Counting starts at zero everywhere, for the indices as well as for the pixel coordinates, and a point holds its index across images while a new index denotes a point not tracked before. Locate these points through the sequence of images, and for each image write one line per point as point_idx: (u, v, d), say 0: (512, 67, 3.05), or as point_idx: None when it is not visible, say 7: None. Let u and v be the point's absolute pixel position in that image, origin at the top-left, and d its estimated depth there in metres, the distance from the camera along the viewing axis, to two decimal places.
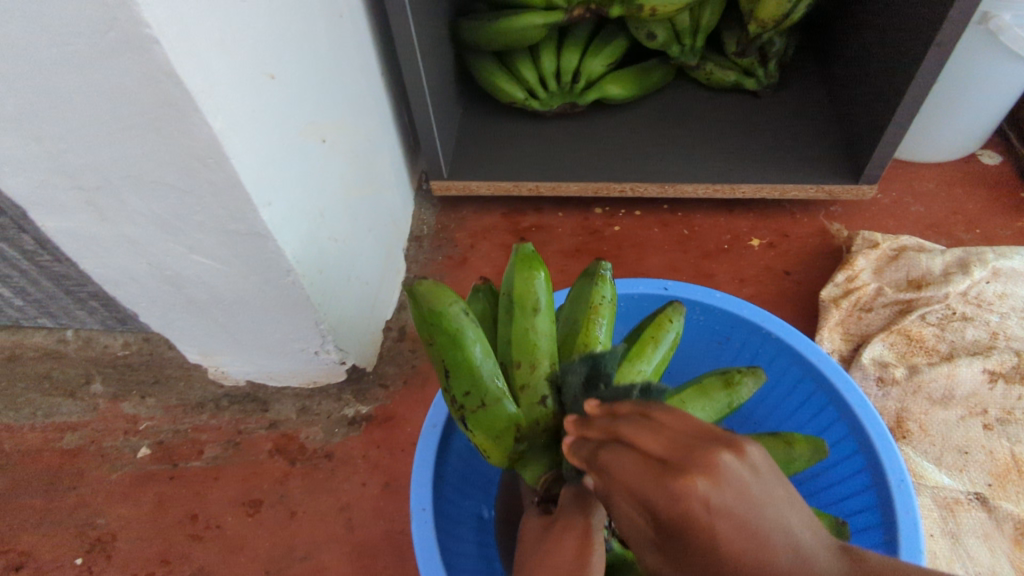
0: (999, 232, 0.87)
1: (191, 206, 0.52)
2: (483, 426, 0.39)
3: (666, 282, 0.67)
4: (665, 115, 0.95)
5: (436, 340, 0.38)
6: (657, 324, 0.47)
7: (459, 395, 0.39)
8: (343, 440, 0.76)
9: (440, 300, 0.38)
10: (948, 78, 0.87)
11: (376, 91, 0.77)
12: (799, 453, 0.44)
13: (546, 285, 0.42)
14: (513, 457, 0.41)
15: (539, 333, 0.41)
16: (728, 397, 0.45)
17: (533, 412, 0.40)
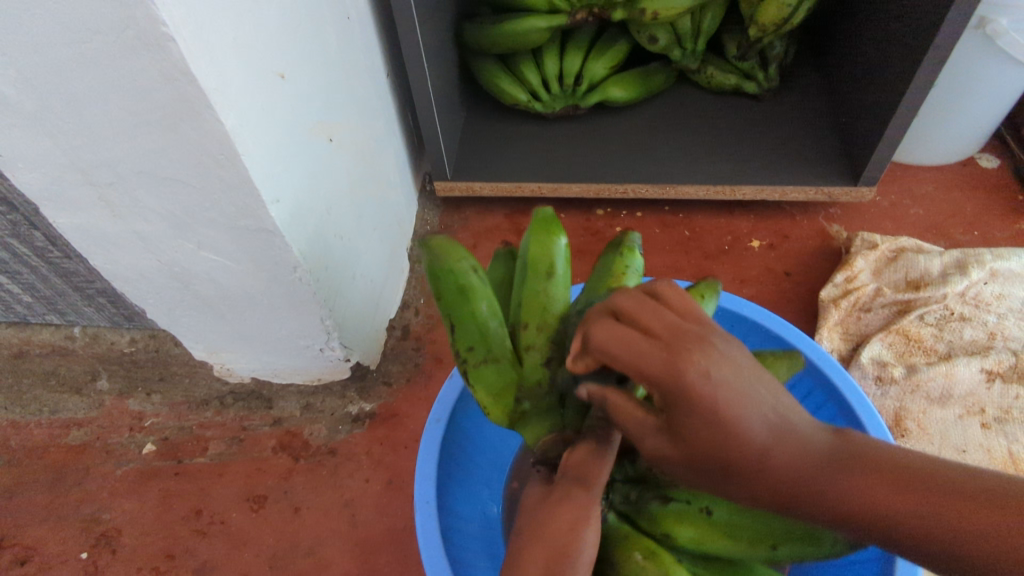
0: (997, 234, 0.87)
1: (202, 203, 0.53)
2: (486, 382, 0.42)
3: None
4: (667, 117, 0.97)
5: (447, 295, 0.43)
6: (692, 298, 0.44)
7: (465, 349, 0.43)
8: (347, 436, 0.77)
9: (452, 258, 0.43)
10: (946, 84, 0.88)
11: (382, 92, 0.78)
12: None
13: (565, 248, 0.44)
14: (513, 417, 0.42)
15: (553, 294, 0.43)
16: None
17: (536, 372, 0.42)
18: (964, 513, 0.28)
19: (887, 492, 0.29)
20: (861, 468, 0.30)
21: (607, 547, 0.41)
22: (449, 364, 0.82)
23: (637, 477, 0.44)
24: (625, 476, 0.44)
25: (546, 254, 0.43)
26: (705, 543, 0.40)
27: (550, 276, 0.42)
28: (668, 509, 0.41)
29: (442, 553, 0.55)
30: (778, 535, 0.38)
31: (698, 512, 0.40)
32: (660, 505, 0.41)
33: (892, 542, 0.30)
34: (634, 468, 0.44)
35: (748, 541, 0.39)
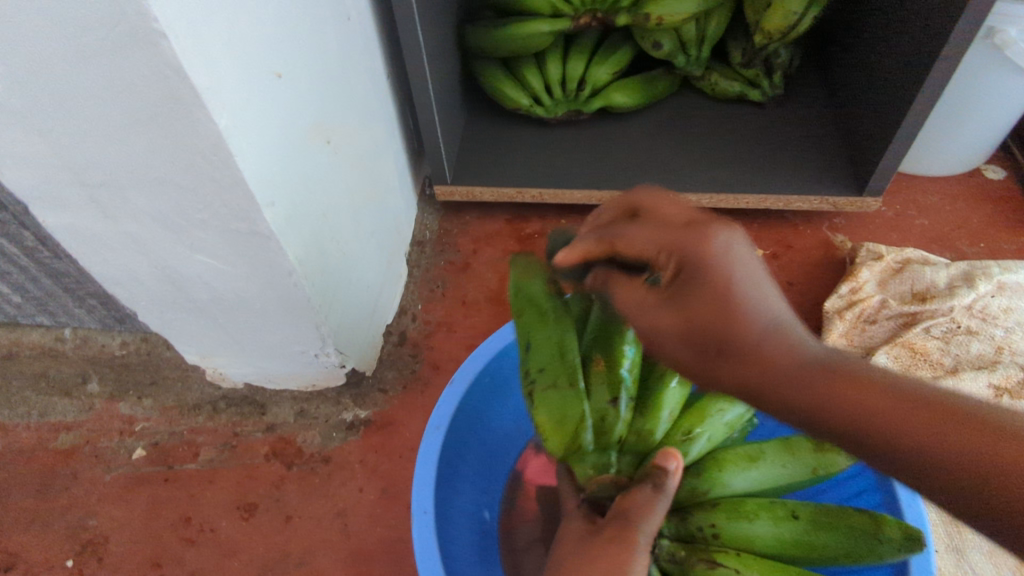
0: (1002, 246, 0.86)
1: (193, 204, 0.52)
2: (547, 405, 0.45)
3: None
4: (671, 123, 0.95)
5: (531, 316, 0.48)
6: None
7: (535, 369, 0.46)
8: (341, 444, 0.75)
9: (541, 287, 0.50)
10: (952, 95, 0.87)
11: (382, 93, 0.77)
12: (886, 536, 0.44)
13: None
14: (571, 448, 0.45)
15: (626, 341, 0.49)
16: (816, 460, 0.49)
17: (601, 410, 0.46)
18: (930, 422, 0.35)
19: (876, 400, 0.36)
20: (845, 378, 0.37)
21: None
22: (446, 371, 0.81)
23: (687, 536, 0.47)
24: (674, 534, 0.48)
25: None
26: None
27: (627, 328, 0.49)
28: (715, 572, 0.44)
29: (438, 565, 0.54)
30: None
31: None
32: (708, 568, 0.45)
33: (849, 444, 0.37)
34: (684, 526, 0.48)
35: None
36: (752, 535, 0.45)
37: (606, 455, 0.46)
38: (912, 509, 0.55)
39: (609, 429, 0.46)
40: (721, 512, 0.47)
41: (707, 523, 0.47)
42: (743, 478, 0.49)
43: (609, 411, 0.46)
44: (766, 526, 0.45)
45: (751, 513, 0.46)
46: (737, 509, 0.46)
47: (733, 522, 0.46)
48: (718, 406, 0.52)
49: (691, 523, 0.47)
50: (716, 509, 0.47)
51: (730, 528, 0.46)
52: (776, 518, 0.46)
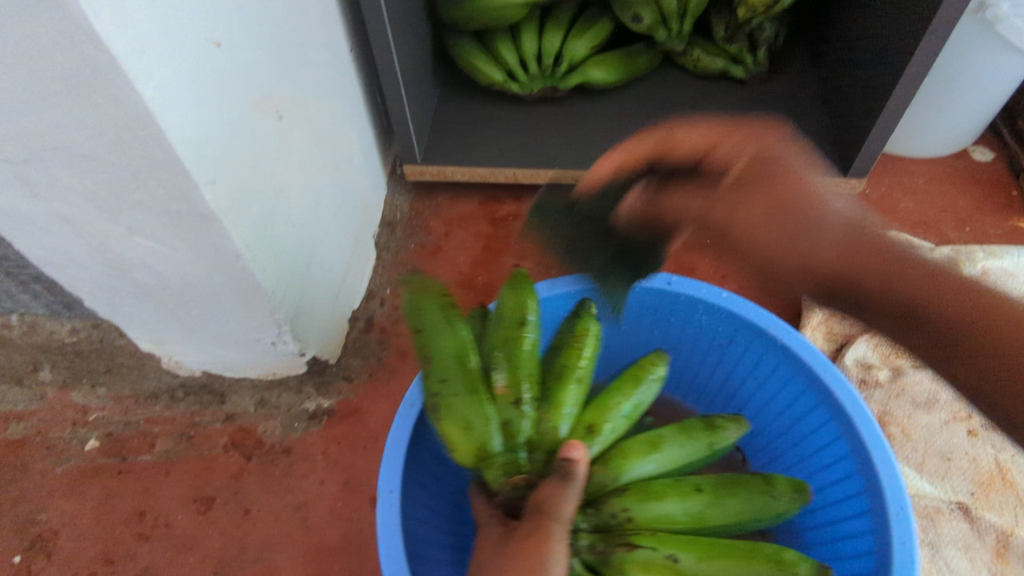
0: (988, 231, 0.84)
1: (127, 183, 0.48)
2: (452, 411, 0.38)
3: (671, 277, 0.63)
4: (651, 101, 0.92)
5: (424, 330, 0.41)
6: (641, 366, 0.49)
7: (432, 383, 0.39)
8: (303, 435, 0.73)
9: (428, 296, 0.42)
10: (941, 73, 0.84)
11: (343, 67, 0.73)
12: (780, 493, 0.43)
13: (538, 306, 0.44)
14: (480, 456, 0.38)
15: (525, 340, 0.42)
16: (709, 440, 0.46)
17: (511, 415, 0.39)
18: None
19: None
20: None
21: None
22: (414, 359, 0.78)
23: (602, 525, 0.41)
24: (589, 525, 0.41)
25: (519, 300, 0.44)
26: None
27: (523, 322, 0.43)
28: (636, 556, 0.38)
29: (400, 551, 0.50)
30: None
31: (664, 560, 0.38)
32: (628, 552, 0.38)
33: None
34: (598, 515, 0.41)
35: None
36: (665, 515, 0.41)
37: (517, 455, 0.39)
38: (896, 495, 0.50)
39: (516, 431, 0.39)
40: (631, 495, 0.41)
41: (621, 509, 0.41)
42: (639, 466, 0.44)
43: (515, 412, 0.39)
44: (675, 505, 0.41)
45: (661, 492, 0.41)
46: (647, 488, 0.41)
47: (645, 504, 0.41)
48: (616, 398, 0.46)
49: (605, 511, 0.41)
50: (626, 492, 0.41)
51: (643, 513, 0.40)
52: (683, 495, 0.42)
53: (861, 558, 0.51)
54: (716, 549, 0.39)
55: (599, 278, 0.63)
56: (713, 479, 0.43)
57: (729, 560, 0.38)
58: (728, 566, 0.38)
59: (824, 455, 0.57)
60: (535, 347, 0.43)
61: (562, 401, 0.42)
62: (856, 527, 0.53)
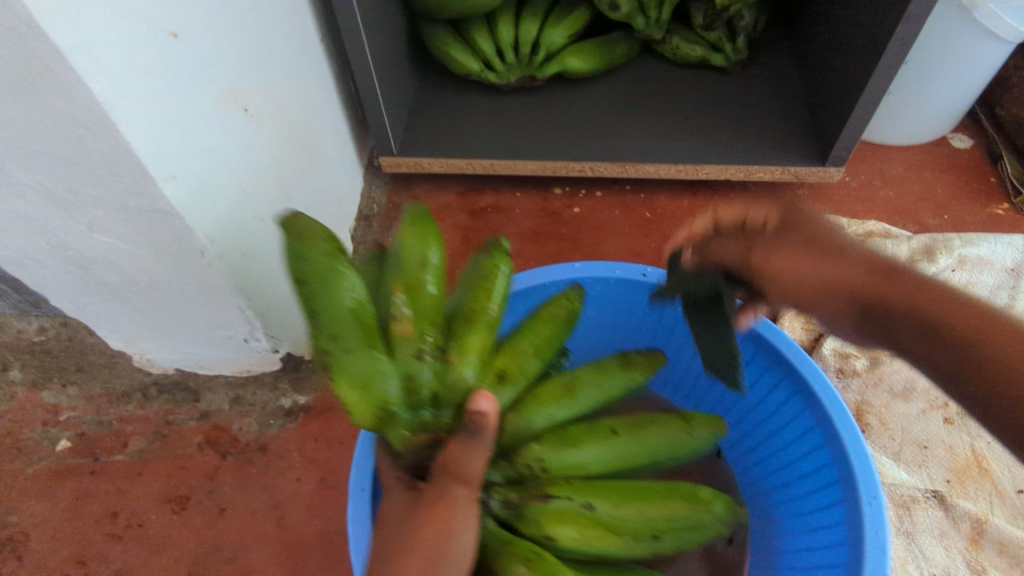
0: (967, 218, 0.84)
1: (83, 178, 0.46)
2: (348, 371, 0.38)
3: (645, 268, 0.63)
4: (630, 89, 0.91)
5: (312, 282, 0.39)
6: (554, 303, 0.46)
7: (325, 340, 0.38)
8: (278, 432, 0.72)
9: (316, 243, 0.40)
10: (918, 62, 0.84)
11: (314, 57, 0.71)
12: (698, 434, 0.45)
13: (434, 254, 0.44)
14: (381, 416, 0.39)
15: (424, 287, 0.43)
16: (623, 380, 0.46)
17: (409, 369, 0.40)
18: None
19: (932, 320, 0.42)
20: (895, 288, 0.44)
21: (501, 554, 0.39)
22: None
23: (516, 477, 0.41)
24: (503, 477, 0.41)
25: (418, 248, 0.43)
26: (589, 542, 0.39)
27: (423, 269, 0.43)
28: (551, 506, 0.40)
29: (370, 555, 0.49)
30: (658, 523, 0.40)
31: (581, 509, 0.39)
32: (543, 503, 0.40)
33: (885, 323, 0.45)
34: (512, 467, 0.41)
35: (630, 534, 0.40)
36: (581, 462, 0.42)
37: (420, 413, 0.40)
38: (868, 482, 0.50)
39: (418, 385, 0.40)
40: (548, 444, 0.42)
41: (536, 458, 0.41)
42: (554, 410, 0.44)
43: (416, 365, 0.40)
44: (592, 452, 0.42)
45: (578, 440, 0.42)
46: (563, 437, 0.42)
47: (562, 453, 0.42)
48: (529, 340, 0.45)
49: (520, 462, 0.41)
50: (542, 441, 0.42)
51: (559, 461, 0.41)
52: (599, 441, 0.43)
53: (835, 548, 0.51)
54: (631, 494, 0.41)
55: (574, 270, 0.62)
56: (626, 419, 0.44)
57: (643, 503, 0.40)
58: (643, 509, 0.40)
59: (801, 444, 0.57)
60: (436, 294, 0.43)
61: (467, 352, 0.42)
62: (831, 517, 0.53)
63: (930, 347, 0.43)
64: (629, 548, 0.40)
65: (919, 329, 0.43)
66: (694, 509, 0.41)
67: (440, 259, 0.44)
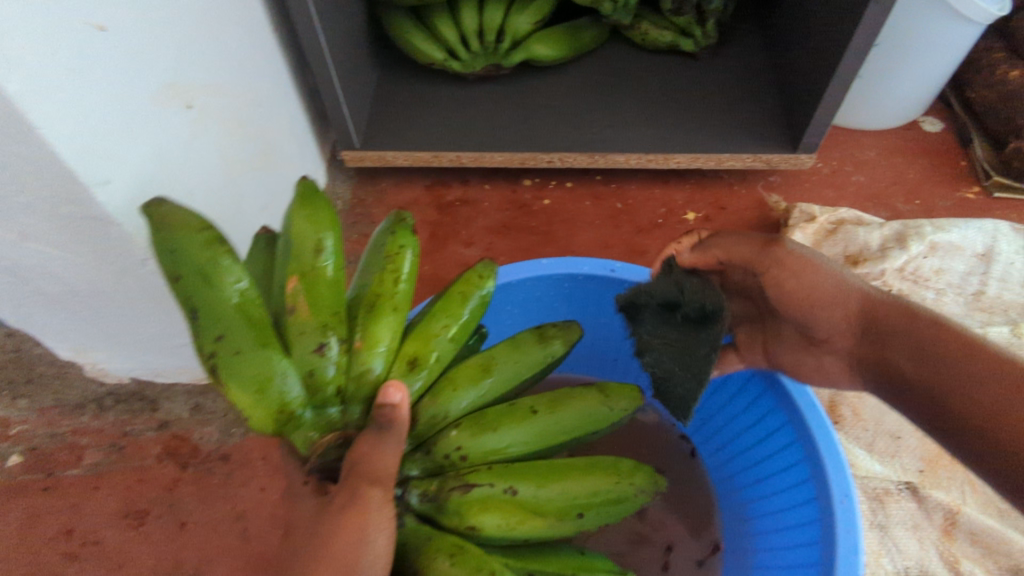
0: (938, 203, 0.84)
1: (9, 185, 0.43)
2: (239, 375, 0.32)
3: (613, 264, 0.60)
4: (599, 76, 0.89)
5: (189, 278, 0.32)
6: (465, 280, 0.41)
7: (209, 342, 0.32)
8: (241, 440, 0.70)
9: (189, 232, 0.33)
10: (889, 45, 0.82)
11: (265, 48, 0.68)
12: (615, 404, 0.42)
13: (331, 233, 0.36)
14: (281, 419, 0.33)
15: (322, 274, 0.35)
16: (542, 354, 0.42)
17: (309, 366, 0.35)
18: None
19: (918, 332, 0.44)
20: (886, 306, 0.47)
21: (422, 551, 0.35)
22: None
23: (435, 468, 0.38)
24: (421, 471, 0.38)
25: (313, 230, 0.36)
26: (512, 529, 0.36)
27: (318, 255, 0.36)
28: (470, 496, 0.36)
29: None
30: (585, 501, 0.37)
31: (503, 494, 0.36)
32: (461, 493, 0.36)
33: (891, 335, 0.45)
34: (430, 458, 0.38)
35: (555, 516, 0.36)
36: (499, 445, 0.38)
37: (326, 411, 0.35)
38: (839, 481, 0.49)
39: (321, 382, 0.35)
40: (465, 429, 0.38)
41: (453, 446, 0.38)
42: (470, 395, 0.40)
43: (319, 362, 0.35)
44: (510, 434, 0.38)
45: (494, 423, 0.39)
46: (481, 421, 0.39)
47: (479, 438, 0.38)
48: (442, 322, 0.39)
49: (437, 453, 0.38)
50: (460, 426, 0.39)
51: (476, 447, 0.38)
52: (517, 423, 0.39)
53: (808, 546, 0.50)
54: (555, 474, 0.37)
55: (539, 267, 0.61)
56: (545, 396, 0.41)
57: (566, 481, 0.37)
58: (566, 487, 0.37)
59: (773, 440, 0.56)
60: (339, 278, 0.37)
61: (376, 340, 0.36)
62: (803, 514, 0.51)
63: (915, 364, 0.43)
64: (556, 531, 0.36)
65: (908, 345, 0.44)
66: (619, 482, 0.38)
67: (337, 239, 0.37)
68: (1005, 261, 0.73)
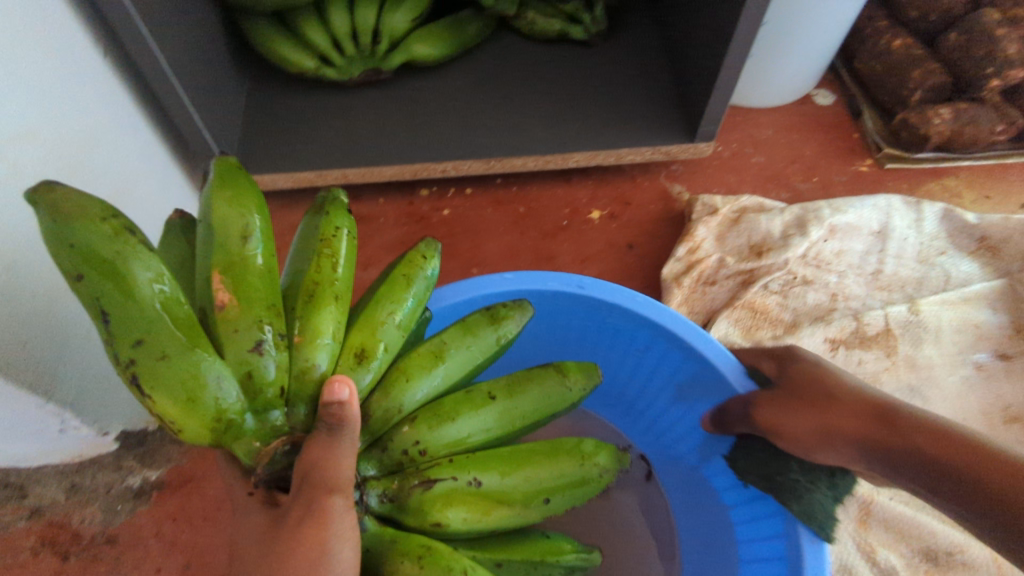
0: (834, 178, 0.84)
1: None
2: (166, 384, 0.27)
3: (582, 279, 0.58)
4: (489, 73, 0.83)
5: (95, 275, 0.26)
6: (409, 262, 0.38)
7: (125, 348, 0.27)
8: (129, 518, 0.64)
9: (86, 222, 0.26)
10: (780, 24, 0.80)
11: (93, 83, 0.59)
12: (573, 383, 0.39)
13: (257, 216, 0.32)
14: (221, 427, 0.29)
15: (253, 263, 0.31)
16: (497, 338, 0.40)
17: (243, 364, 0.30)
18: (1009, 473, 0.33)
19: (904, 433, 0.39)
20: (878, 413, 0.41)
21: (386, 556, 0.31)
22: None
23: (394, 465, 0.35)
24: (379, 469, 0.35)
25: (237, 214, 0.31)
26: (481, 521, 0.34)
27: (246, 241, 0.31)
28: (434, 492, 0.34)
29: None
30: (547, 487, 0.36)
31: (467, 486, 0.35)
32: (422, 490, 0.34)
33: (884, 454, 0.40)
34: (387, 455, 0.35)
35: (521, 504, 0.36)
36: (461, 436, 0.36)
37: (270, 416, 0.30)
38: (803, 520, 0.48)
39: (261, 384, 0.30)
40: (422, 422, 0.36)
41: (411, 441, 0.35)
42: (424, 385, 0.37)
43: (257, 360, 0.30)
44: (471, 422, 0.37)
45: (452, 412, 0.36)
46: (438, 411, 0.36)
47: (438, 430, 0.36)
48: (389, 307, 0.36)
49: (395, 448, 0.35)
50: (415, 420, 0.36)
51: (437, 439, 0.36)
52: (476, 409, 0.37)
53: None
54: (515, 460, 0.36)
55: (506, 282, 0.57)
56: (503, 379, 0.39)
57: (530, 468, 0.36)
58: (530, 475, 0.36)
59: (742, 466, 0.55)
60: (269, 266, 0.32)
61: (316, 328, 0.32)
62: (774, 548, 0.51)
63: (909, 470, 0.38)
64: (521, 519, 0.36)
65: (899, 451, 0.39)
66: (582, 463, 0.37)
67: (265, 223, 0.32)
68: (898, 237, 0.75)
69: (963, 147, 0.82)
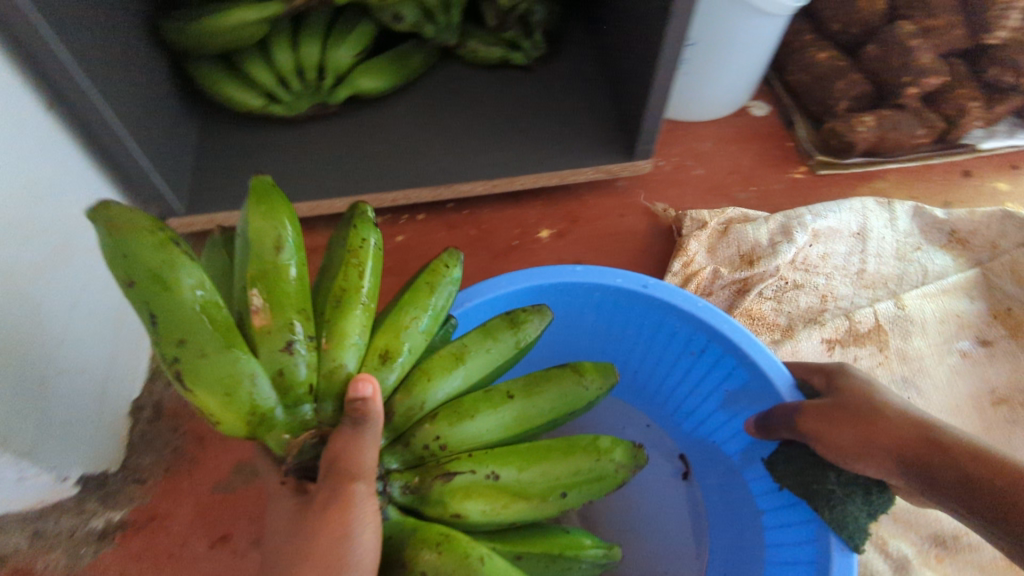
0: (773, 186, 0.88)
1: None
2: (207, 381, 0.28)
3: (646, 280, 0.60)
4: (433, 99, 0.84)
5: (145, 282, 0.28)
6: (431, 270, 0.39)
7: (170, 348, 0.28)
8: (94, 560, 0.59)
9: (136, 230, 0.28)
10: (716, 48, 0.84)
11: (37, 126, 0.57)
12: (590, 382, 0.39)
13: (287, 225, 0.33)
14: (254, 421, 0.30)
15: (285, 273, 0.32)
16: (516, 339, 0.40)
17: (275, 361, 0.31)
18: None
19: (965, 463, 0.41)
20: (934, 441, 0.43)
21: (407, 543, 0.31)
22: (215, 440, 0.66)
23: (416, 460, 0.35)
24: (403, 463, 0.36)
25: (269, 224, 0.32)
26: (501, 513, 0.33)
27: (280, 251, 0.32)
28: (453, 484, 0.34)
29: None
30: (563, 480, 0.34)
31: (485, 480, 0.34)
32: (444, 483, 0.34)
33: (936, 474, 0.41)
34: (409, 450, 0.36)
35: (540, 498, 0.34)
36: (478, 433, 0.36)
37: (300, 410, 0.32)
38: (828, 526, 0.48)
39: (293, 382, 0.32)
40: (442, 418, 0.36)
41: (432, 436, 0.35)
42: (445, 385, 0.37)
43: (288, 359, 0.31)
44: (489, 419, 0.36)
45: (472, 409, 0.36)
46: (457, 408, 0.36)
47: (458, 427, 0.35)
48: (412, 313, 0.37)
49: (416, 444, 0.35)
50: (436, 416, 0.36)
51: (457, 434, 0.35)
52: (492, 407, 0.37)
53: None
54: (535, 453, 0.35)
55: (575, 273, 0.60)
56: (521, 378, 0.38)
57: (546, 462, 0.34)
58: (546, 468, 0.34)
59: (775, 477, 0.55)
60: (300, 274, 0.33)
61: (344, 332, 0.34)
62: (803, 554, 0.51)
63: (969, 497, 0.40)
64: (542, 513, 0.34)
65: (961, 479, 0.40)
66: (599, 458, 0.35)
67: (295, 231, 0.33)
68: (877, 237, 0.77)
69: (889, 151, 0.88)
